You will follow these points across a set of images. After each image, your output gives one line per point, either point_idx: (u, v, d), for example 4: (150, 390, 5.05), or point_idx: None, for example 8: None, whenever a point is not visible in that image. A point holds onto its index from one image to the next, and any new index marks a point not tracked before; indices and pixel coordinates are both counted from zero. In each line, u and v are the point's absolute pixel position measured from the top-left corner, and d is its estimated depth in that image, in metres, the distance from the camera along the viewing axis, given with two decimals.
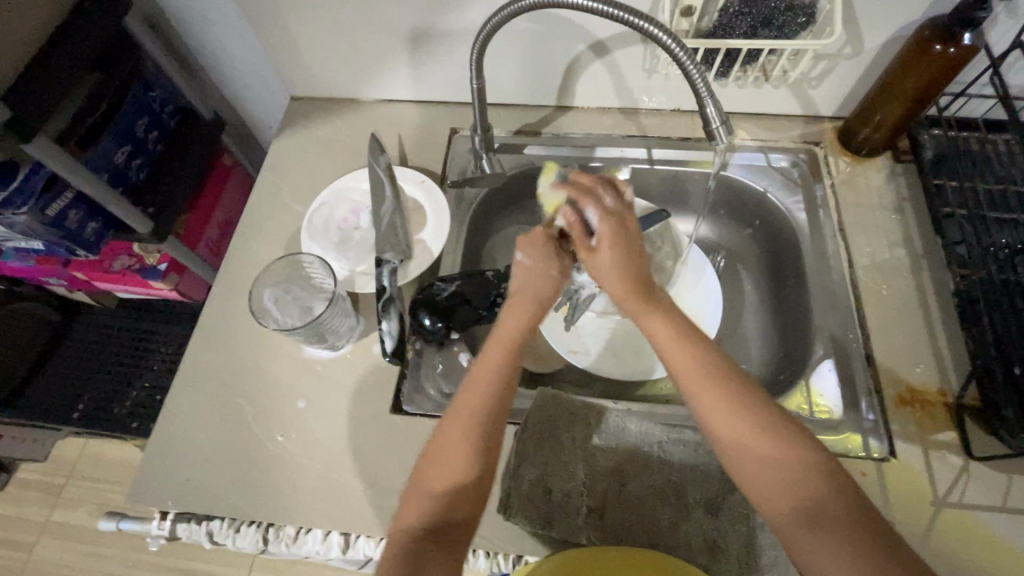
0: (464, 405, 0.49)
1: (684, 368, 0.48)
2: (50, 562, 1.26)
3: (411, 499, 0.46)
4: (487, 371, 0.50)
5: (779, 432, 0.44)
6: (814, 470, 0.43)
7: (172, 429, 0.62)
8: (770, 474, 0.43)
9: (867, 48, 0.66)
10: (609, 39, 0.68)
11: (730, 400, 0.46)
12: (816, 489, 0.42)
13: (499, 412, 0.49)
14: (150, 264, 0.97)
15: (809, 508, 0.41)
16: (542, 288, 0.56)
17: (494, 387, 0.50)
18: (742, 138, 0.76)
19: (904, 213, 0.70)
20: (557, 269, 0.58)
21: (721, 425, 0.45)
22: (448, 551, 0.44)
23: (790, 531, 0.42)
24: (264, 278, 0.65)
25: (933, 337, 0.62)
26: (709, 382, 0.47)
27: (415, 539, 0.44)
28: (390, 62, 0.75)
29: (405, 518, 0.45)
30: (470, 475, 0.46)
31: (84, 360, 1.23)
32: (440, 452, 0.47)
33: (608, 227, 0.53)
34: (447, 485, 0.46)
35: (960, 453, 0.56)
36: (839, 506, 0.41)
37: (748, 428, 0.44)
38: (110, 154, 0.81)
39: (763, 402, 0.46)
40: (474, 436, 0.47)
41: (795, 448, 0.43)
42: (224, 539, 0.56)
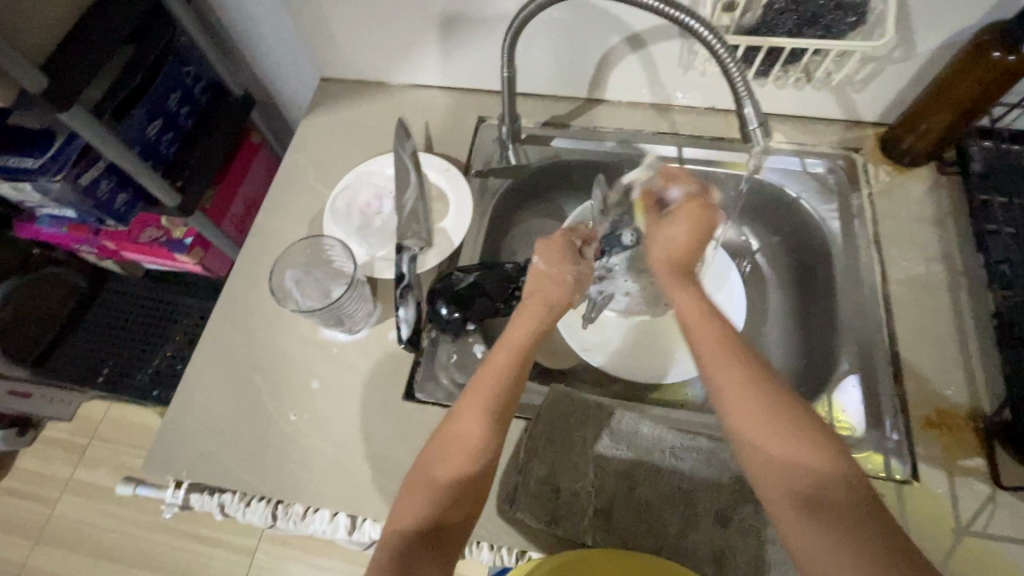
0: (467, 403, 0.49)
1: (710, 355, 0.48)
2: (71, 518, 1.31)
3: (411, 489, 0.46)
4: (493, 372, 0.50)
5: (797, 433, 0.43)
6: (829, 477, 0.41)
7: (189, 401, 0.63)
8: (783, 469, 0.42)
9: (918, 52, 0.63)
10: (645, 31, 0.66)
11: (752, 392, 0.45)
12: (828, 487, 0.41)
13: (503, 410, 0.49)
14: (177, 238, 0.98)
15: (819, 506, 0.40)
16: (551, 292, 0.57)
17: (499, 387, 0.49)
18: (778, 141, 0.74)
19: (945, 227, 0.67)
20: (569, 272, 0.58)
21: (742, 417, 0.44)
22: (441, 551, 0.44)
23: (800, 528, 0.40)
24: (286, 259, 0.65)
25: (967, 358, 0.59)
26: (735, 377, 0.46)
27: (409, 537, 0.44)
28: (420, 47, 0.75)
29: (401, 513, 0.45)
30: (466, 475, 0.46)
31: (110, 326, 1.26)
32: (440, 449, 0.47)
33: (690, 206, 0.57)
34: (444, 483, 0.46)
35: (987, 481, 0.53)
36: (853, 512, 0.40)
37: (764, 430, 0.43)
38: (143, 126, 0.82)
39: (786, 402, 0.44)
40: (475, 437, 0.47)
41: (811, 452, 0.42)
42: (235, 512, 0.58)
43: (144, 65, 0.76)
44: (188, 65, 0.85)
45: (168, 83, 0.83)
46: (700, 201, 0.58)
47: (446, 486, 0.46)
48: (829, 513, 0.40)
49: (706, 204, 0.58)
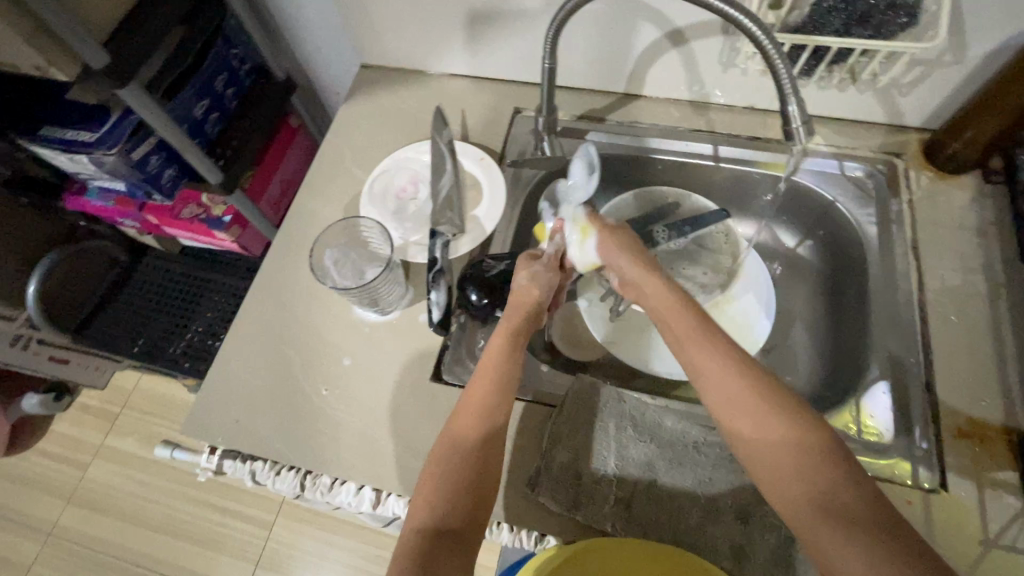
0: (467, 402, 0.50)
1: (702, 364, 0.48)
2: (101, 482, 1.37)
3: (418, 495, 0.47)
4: (488, 369, 0.52)
5: (788, 417, 0.43)
6: (832, 479, 0.41)
7: (226, 371, 0.65)
8: (791, 474, 0.42)
9: (969, 57, 0.61)
10: (687, 27, 0.66)
11: (749, 399, 0.45)
12: (836, 488, 0.41)
13: (499, 412, 0.50)
14: (216, 215, 1.01)
15: (829, 507, 0.40)
16: (525, 297, 0.59)
17: (496, 381, 0.51)
18: (817, 143, 0.73)
19: (988, 237, 0.65)
20: (524, 273, 0.61)
21: (745, 425, 0.44)
22: (458, 548, 0.44)
23: (817, 530, 0.40)
24: (326, 240, 0.68)
25: (1003, 370, 0.58)
26: (732, 384, 0.46)
27: (425, 536, 0.44)
28: (461, 37, 0.76)
29: (414, 515, 0.45)
30: (472, 469, 0.47)
31: (145, 299, 1.31)
32: (444, 450, 0.49)
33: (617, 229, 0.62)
34: (451, 479, 0.47)
35: (1018, 495, 0.52)
36: (862, 507, 0.40)
37: (762, 432, 0.44)
38: (191, 106, 0.84)
39: (775, 397, 0.44)
40: (478, 433, 0.49)
41: (807, 439, 0.43)
42: (265, 480, 0.60)
43: (194, 46, 0.78)
44: (235, 47, 0.86)
45: (216, 65, 0.85)
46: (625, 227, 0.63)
47: (455, 481, 0.46)
48: (836, 502, 0.40)
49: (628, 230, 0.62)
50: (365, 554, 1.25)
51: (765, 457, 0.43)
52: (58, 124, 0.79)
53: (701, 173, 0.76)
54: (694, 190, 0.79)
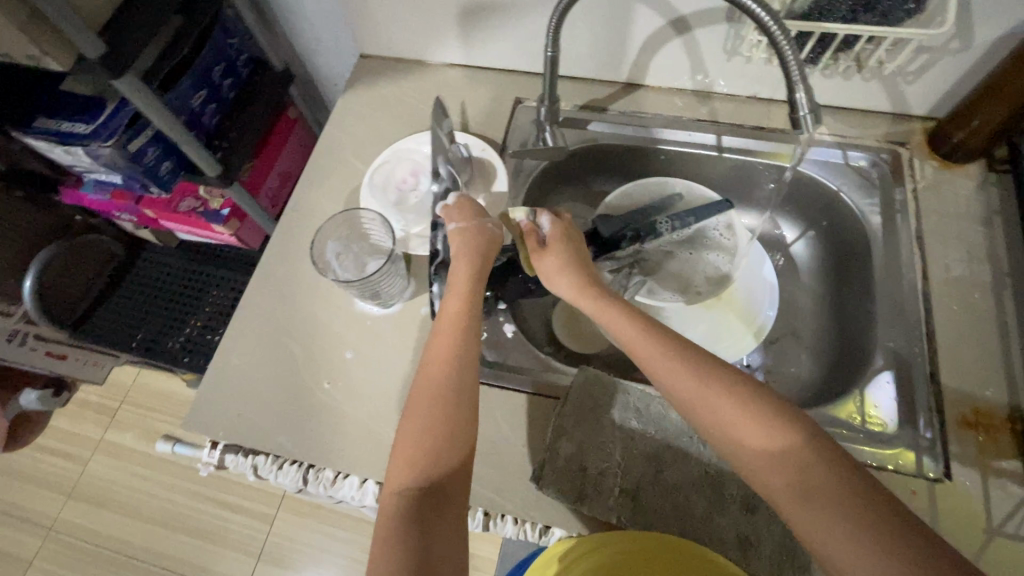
0: (429, 369, 0.50)
1: (657, 363, 0.49)
2: (102, 477, 1.36)
3: (396, 462, 0.46)
4: (448, 327, 0.52)
5: (750, 405, 0.45)
6: (797, 453, 0.42)
7: (227, 365, 0.65)
8: (760, 456, 0.43)
9: (976, 44, 0.61)
10: (691, 14, 0.65)
11: (708, 390, 0.46)
12: (803, 462, 0.42)
13: (464, 365, 0.50)
14: (214, 208, 1.00)
15: (800, 481, 0.41)
16: (472, 242, 0.58)
17: (456, 334, 0.52)
18: (821, 132, 0.72)
19: (993, 226, 0.65)
20: (456, 223, 0.59)
21: (712, 415, 0.46)
22: (448, 504, 0.44)
23: (793, 508, 0.41)
24: (326, 232, 0.66)
25: (1007, 359, 0.58)
26: (689, 379, 0.47)
27: (407, 502, 0.43)
28: (462, 25, 0.75)
29: (393, 481, 0.45)
30: (445, 425, 0.47)
31: (143, 294, 1.30)
32: (414, 412, 0.48)
33: (559, 230, 0.60)
34: (425, 438, 0.46)
35: (1022, 483, 0.53)
36: (829, 477, 0.41)
37: (726, 420, 0.45)
38: (189, 97, 0.81)
39: (731, 384, 0.46)
40: (448, 389, 0.48)
41: (771, 421, 0.44)
42: (267, 474, 0.60)
43: (190, 37, 0.76)
44: (233, 37, 0.84)
45: (214, 55, 0.83)
46: (566, 228, 0.61)
47: (429, 439, 0.46)
48: (809, 480, 0.41)
49: (572, 233, 0.61)
50: (364, 546, 1.25)
51: (738, 449, 0.44)
52: (52, 116, 0.78)
53: (704, 163, 0.76)
54: (697, 180, 0.79)
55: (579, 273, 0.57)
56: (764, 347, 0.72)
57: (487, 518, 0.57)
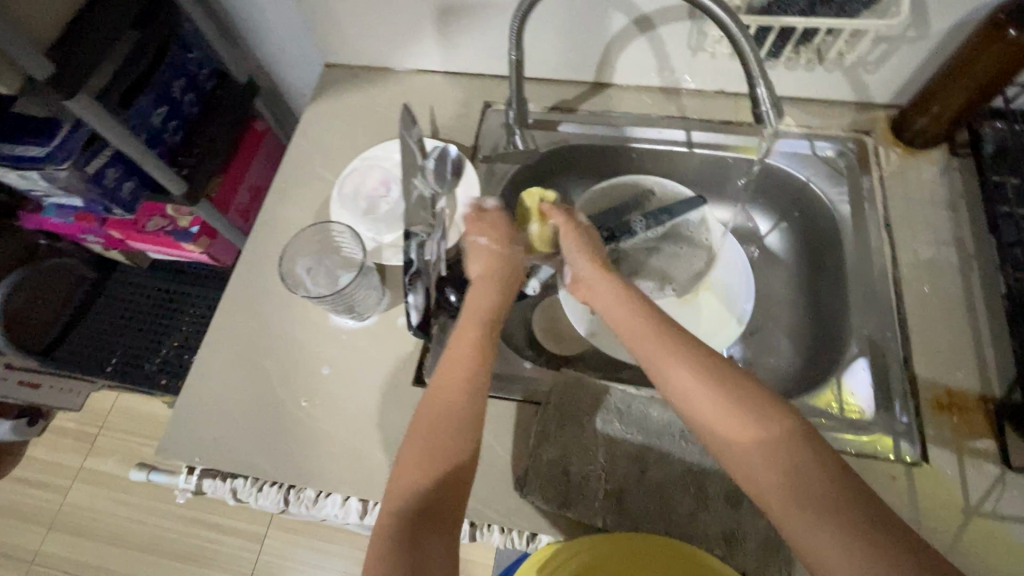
0: (436, 383, 0.49)
1: (660, 359, 0.48)
2: (84, 506, 1.33)
3: (397, 477, 0.45)
4: (460, 342, 0.52)
5: (751, 406, 0.44)
6: (797, 460, 0.42)
7: (200, 388, 0.63)
8: (756, 461, 0.42)
9: (932, 32, 0.62)
10: (654, 13, 0.66)
11: (713, 390, 0.45)
12: (802, 470, 0.41)
13: (474, 381, 0.49)
14: (182, 227, 0.98)
15: (796, 489, 0.41)
16: (494, 259, 0.59)
17: (464, 348, 0.51)
18: (788, 124, 0.73)
19: (957, 210, 0.66)
20: (486, 239, 0.60)
21: (714, 416, 0.45)
22: (443, 526, 0.43)
23: (787, 514, 0.40)
24: (297, 247, 0.65)
25: (977, 340, 0.59)
26: (694, 378, 0.46)
27: (404, 520, 0.43)
28: (426, 31, 0.74)
29: (393, 497, 0.44)
30: (450, 444, 0.46)
31: (116, 317, 1.27)
32: (419, 426, 0.47)
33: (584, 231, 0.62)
34: (428, 456, 0.45)
35: (996, 461, 0.54)
36: (825, 486, 0.40)
37: (725, 422, 0.44)
38: (148, 114, 0.80)
39: (736, 385, 0.45)
40: (455, 403, 0.47)
41: (763, 419, 0.43)
42: (247, 497, 0.59)
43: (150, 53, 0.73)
44: (193, 51, 0.83)
45: (173, 70, 0.81)
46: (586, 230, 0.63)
47: (432, 458, 0.45)
48: (801, 481, 0.41)
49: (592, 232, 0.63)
50: (359, 559, 1.23)
51: (731, 446, 0.44)
52: (5, 138, 0.76)
53: (675, 159, 0.76)
54: (669, 177, 0.79)
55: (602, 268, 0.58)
56: (743, 340, 0.73)
57: (473, 528, 0.56)
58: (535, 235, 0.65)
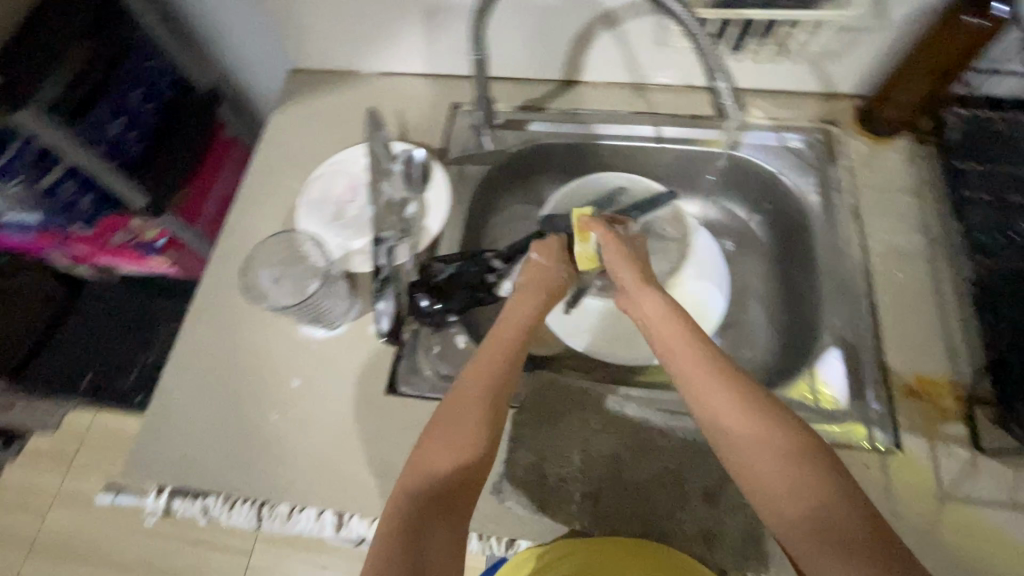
0: (462, 384, 0.49)
1: (693, 375, 0.47)
2: (63, 529, 1.29)
3: (413, 466, 0.45)
4: (492, 348, 0.52)
5: (778, 431, 0.43)
6: (823, 492, 0.41)
7: (165, 405, 0.61)
8: (779, 487, 0.41)
9: (893, 21, 0.62)
10: (618, 8, 0.65)
11: (741, 407, 0.45)
12: (827, 503, 0.40)
13: (500, 385, 0.49)
14: (149, 240, 0.96)
15: (818, 522, 0.40)
16: (541, 273, 0.61)
17: (494, 355, 0.51)
18: (756, 116, 0.73)
19: (924, 196, 0.67)
20: (539, 254, 0.62)
21: (740, 433, 0.44)
22: (452, 519, 0.43)
23: (801, 543, 0.40)
24: (261, 257, 0.64)
25: (946, 326, 0.60)
26: (727, 398, 0.45)
27: (416, 507, 0.42)
28: (390, 32, 0.73)
29: (406, 485, 0.44)
30: (471, 440, 0.46)
31: (88, 334, 1.24)
32: (442, 420, 0.47)
33: (632, 242, 0.63)
34: (448, 449, 0.45)
35: (968, 446, 0.54)
36: (851, 523, 0.39)
37: (751, 442, 0.43)
38: (105, 123, 0.76)
39: (767, 407, 0.45)
40: (482, 403, 0.48)
41: (793, 444, 0.43)
42: (219, 515, 0.57)
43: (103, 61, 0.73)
44: (151, 60, 0.82)
45: (130, 80, 0.80)
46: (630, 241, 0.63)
47: (451, 451, 0.45)
48: (823, 510, 0.40)
49: (638, 244, 0.63)
50: (348, 570, 1.21)
51: (744, 459, 0.43)
52: None
53: (646, 155, 0.76)
54: (641, 173, 0.79)
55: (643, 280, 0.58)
56: (719, 334, 0.73)
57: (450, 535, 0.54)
58: (580, 254, 0.64)
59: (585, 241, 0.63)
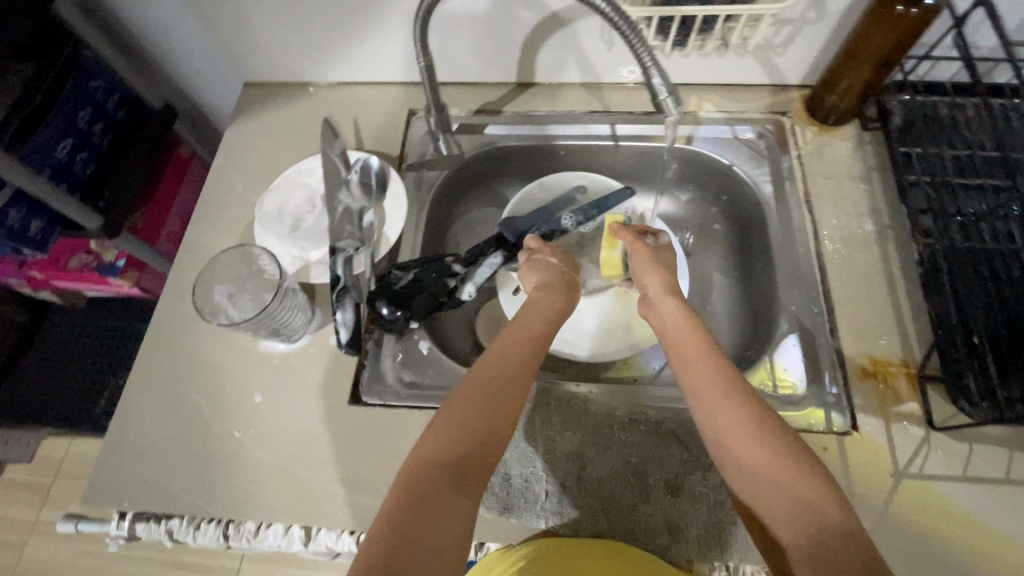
0: (484, 368, 0.50)
1: (706, 389, 0.48)
2: (40, 562, 1.25)
3: (434, 431, 0.45)
4: (515, 342, 0.54)
5: (783, 454, 0.43)
6: (824, 517, 0.40)
7: (124, 429, 0.60)
8: (782, 505, 0.42)
9: (830, 12, 0.63)
10: (563, 9, 0.66)
11: (751, 421, 0.45)
12: (827, 528, 0.40)
13: (521, 372, 0.50)
14: (109, 261, 0.95)
15: (814, 545, 0.40)
16: (549, 272, 0.64)
17: (516, 351, 0.53)
18: (708, 110, 0.74)
19: (872, 181, 0.68)
20: (556, 257, 0.66)
21: (748, 449, 0.44)
22: (467, 489, 0.43)
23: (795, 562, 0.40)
24: (215, 273, 0.63)
25: (897, 307, 0.61)
26: (740, 418, 0.45)
27: (435, 470, 0.43)
28: (341, 42, 0.73)
29: (428, 449, 0.44)
30: (493, 417, 0.47)
31: (56, 360, 1.21)
32: (466, 394, 0.48)
33: (660, 250, 0.64)
34: (470, 420, 0.46)
35: (922, 423, 0.55)
36: (847, 555, 0.38)
37: (757, 459, 0.43)
38: (51, 147, 0.76)
39: (774, 429, 0.45)
40: (505, 385, 0.49)
41: (801, 467, 0.43)
42: (184, 537, 0.56)
43: (44, 83, 0.71)
44: (96, 79, 0.80)
45: (76, 99, 0.78)
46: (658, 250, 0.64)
47: (473, 423, 0.46)
48: (823, 534, 0.40)
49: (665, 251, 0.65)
50: None
51: (748, 475, 0.44)
52: None
53: (603, 153, 0.77)
54: (601, 171, 0.80)
55: (667, 289, 0.59)
56: None
57: None
58: (605, 259, 0.69)
59: (611, 248, 0.68)
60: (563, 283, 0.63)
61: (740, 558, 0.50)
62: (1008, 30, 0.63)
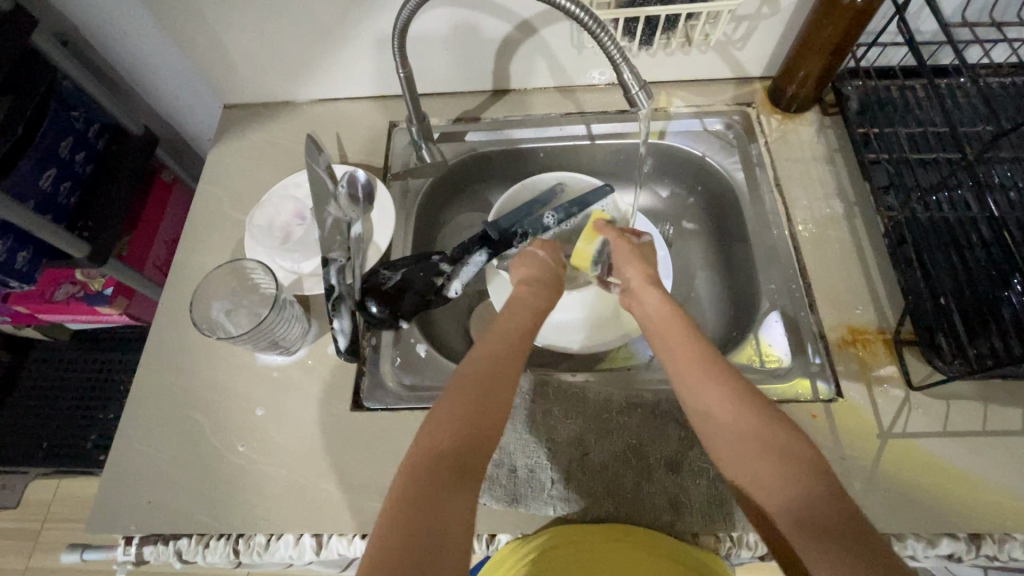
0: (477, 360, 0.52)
1: (689, 372, 0.50)
2: None
3: (433, 422, 0.47)
4: (504, 333, 0.55)
5: (766, 428, 0.45)
6: (806, 484, 0.42)
7: (125, 452, 0.60)
8: (768, 475, 0.43)
9: (783, 7, 0.67)
10: (533, 17, 0.69)
11: (737, 400, 0.47)
12: (811, 496, 0.41)
13: (512, 362, 0.52)
14: (96, 290, 0.95)
15: (799, 512, 0.41)
16: (530, 266, 0.66)
17: (506, 341, 0.54)
18: (678, 105, 0.78)
19: (836, 163, 0.72)
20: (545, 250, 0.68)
21: (732, 426, 0.46)
22: (466, 477, 0.43)
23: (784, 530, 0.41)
24: (209, 290, 0.63)
25: (869, 278, 0.64)
26: (723, 395, 0.48)
27: (435, 461, 0.44)
28: (320, 59, 0.75)
29: (426, 440, 0.45)
30: (489, 404, 0.48)
31: (41, 397, 1.19)
32: (461, 383, 0.49)
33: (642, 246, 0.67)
34: (467, 408, 0.47)
35: (902, 385, 0.58)
36: (833, 516, 0.40)
37: (744, 434, 0.46)
38: (34, 177, 0.78)
39: (760, 404, 0.47)
40: (498, 372, 0.50)
41: (785, 439, 0.45)
42: (194, 556, 0.55)
43: (25, 116, 0.70)
44: (76, 109, 0.81)
45: (58, 130, 0.79)
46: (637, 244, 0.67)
47: (469, 411, 0.47)
48: (808, 499, 0.41)
49: (643, 246, 0.68)
50: None
51: (737, 451, 0.45)
52: None
53: (581, 153, 0.80)
54: (580, 171, 0.82)
55: (646, 279, 0.62)
56: None
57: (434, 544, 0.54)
58: (580, 248, 0.70)
59: (589, 241, 0.69)
60: (547, 284, 0.64)
61: (744, 528, 0.52)
62: (946, 14, 0.68)
